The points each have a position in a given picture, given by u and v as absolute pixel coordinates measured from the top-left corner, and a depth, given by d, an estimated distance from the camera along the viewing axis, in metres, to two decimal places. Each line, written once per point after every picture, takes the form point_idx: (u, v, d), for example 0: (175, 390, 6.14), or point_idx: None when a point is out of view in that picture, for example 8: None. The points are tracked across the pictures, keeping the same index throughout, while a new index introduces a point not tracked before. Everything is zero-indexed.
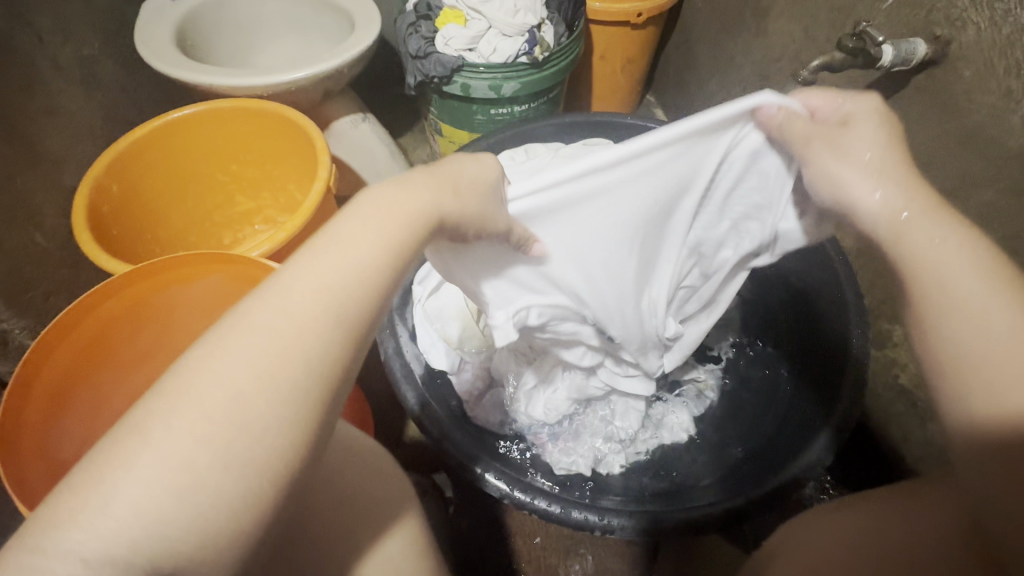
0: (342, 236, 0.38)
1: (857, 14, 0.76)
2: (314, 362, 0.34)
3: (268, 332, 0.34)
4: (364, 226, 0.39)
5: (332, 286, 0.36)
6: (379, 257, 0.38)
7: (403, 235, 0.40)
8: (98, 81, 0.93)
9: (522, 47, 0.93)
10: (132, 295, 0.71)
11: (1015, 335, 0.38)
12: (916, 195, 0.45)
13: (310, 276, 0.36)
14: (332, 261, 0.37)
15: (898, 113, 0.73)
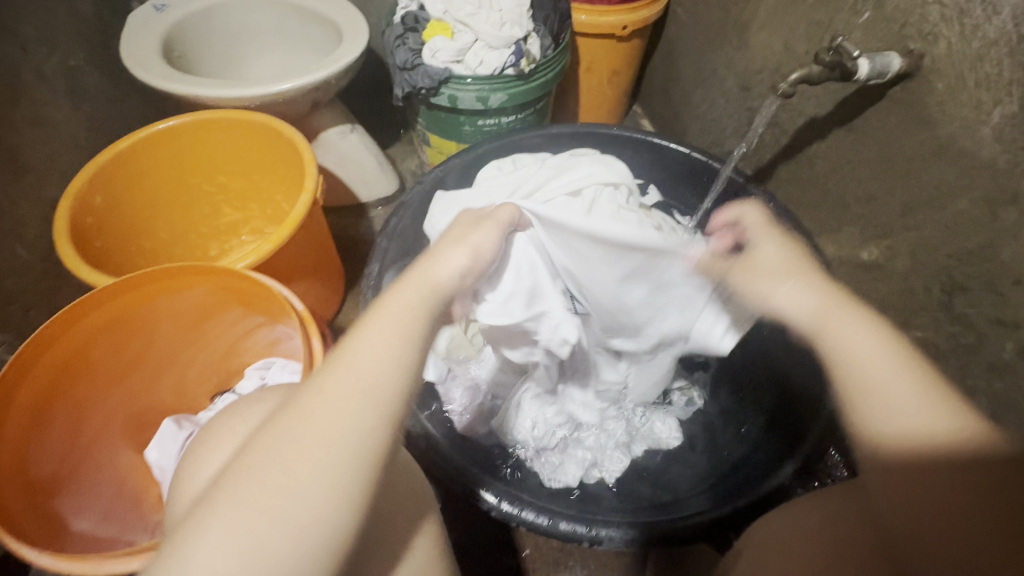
0: (383, 318, 0.44)
1: (834, 28, 0.78)
2: (355, 438, 0.38)
3: (316, 413, 0.39)
4: (399, 308, 0.45)
5: (368, 371, 0.41)
6: (411, 334, 0.44)
7: (419, 316, 0.45)
8: (83, 92, 0.93)
9: (509, 59, 0.94)
10: (116, 307, 0.70)
11: (917, 404, 0.44)
12: (829, 294, 0.52)
13: (356, 357, 0.41)
14: (366, 348, 0.42)
15: (875, 124, 0.74)
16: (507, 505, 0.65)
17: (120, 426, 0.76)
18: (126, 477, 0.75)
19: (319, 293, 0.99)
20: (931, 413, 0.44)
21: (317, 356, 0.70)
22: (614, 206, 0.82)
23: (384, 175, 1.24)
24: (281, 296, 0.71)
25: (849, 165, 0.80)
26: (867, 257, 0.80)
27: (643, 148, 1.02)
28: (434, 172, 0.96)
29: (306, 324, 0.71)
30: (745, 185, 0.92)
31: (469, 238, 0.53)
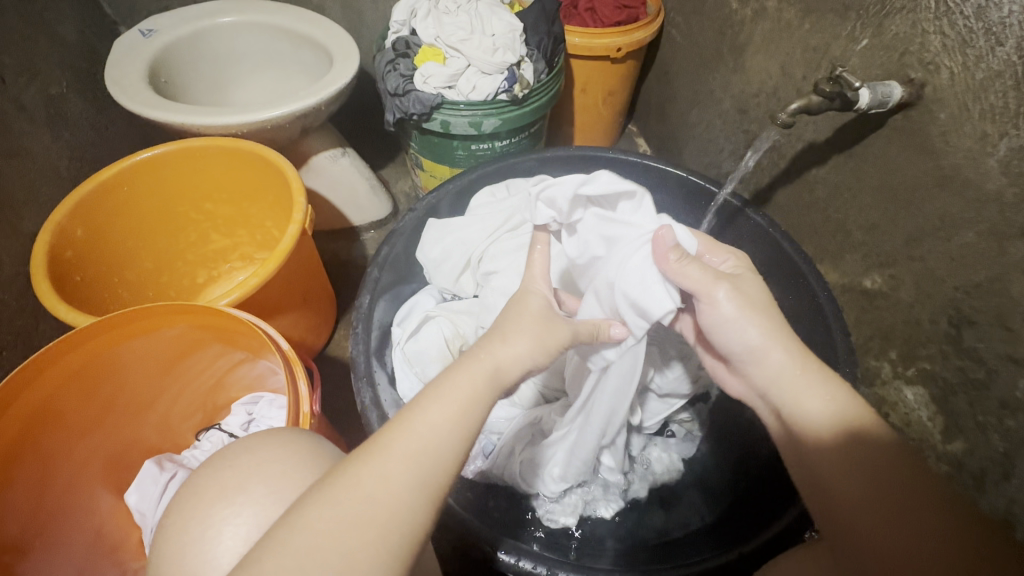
0: (442, 394, 0.42)
1: (831, 54, 0.77)
2: (403, 528, 0.36)
3: (366, 496, 0.36)
4: (461, 384, 0.42)
5: (418, 455, 0.39)
6: (468, 415, 0.42)
7: (477, 394, 0.42)
8: (65, 121, 0.91)
9: (502, 85, 0.92)
10: (91, 349, 0.67)
11: (826, 401, 0.47)
12: (809, 361, 0.50)
13: (414, 437, 0.39)
14: (420, 428, 0.40)
15: (876, 152, 0.73)
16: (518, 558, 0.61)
17: (98, 470, 0.74)
18: (102, 525, 0.73)
19: (308, 322, 0.96)
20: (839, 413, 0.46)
21: (304, 400, 0.66)
22: None
23: (376, 198, 1.22)
24: (265, 335, 0.68)
25: (850, 191, 0.79)
26: (870, 285, 0.78)
27: (640, 171, 1.01)
28: (429, 198, 0.90)
29: (294, 365, 0.68)
30: (743, 209, 0.90)
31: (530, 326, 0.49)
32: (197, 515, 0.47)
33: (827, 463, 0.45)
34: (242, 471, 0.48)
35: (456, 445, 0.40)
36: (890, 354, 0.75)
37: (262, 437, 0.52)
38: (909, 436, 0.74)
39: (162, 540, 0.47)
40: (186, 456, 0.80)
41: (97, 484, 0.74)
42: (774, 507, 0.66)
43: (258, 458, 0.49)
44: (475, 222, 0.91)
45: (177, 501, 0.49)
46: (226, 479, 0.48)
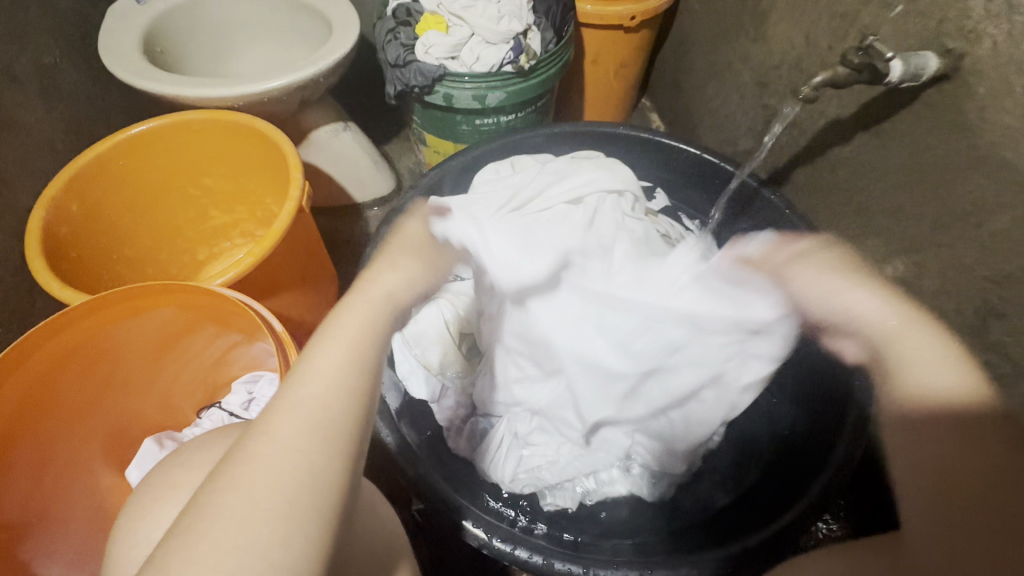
0: (318, 354, 0.42)
1: (861, 22, 0.71)
2: (306, 484, 0.36)
3: (263, 461, 0.36)
4: (347, 329, 0.44)
5: (308, 408, 0.39)
6: (350, 362, 0.42)
7: (370, 335, 0.45)
8: (59, 93, 0.88)
9: (507, 55, 0.87)
10: (84, 328, 0.66)
11: (940, 361, 0.44)
12: (904, 306, 0.47)
13: (298, 394, 0.39)
14: (311, 380, 0.40)
15: (904, 130, 0.68)
16: (497, 540, 0.61)
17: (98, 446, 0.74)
18: (104, 500, 0.74)
19: (308, 302, 0.94)
20: (948, 359, 0.44)
21: None
22: (619, 215, 0.75)
23: (379, 174, 1.19)
24: (257, 316, 0.66)
25: (875, 173, 0.74)
26: (892, 272, 0.74)
27: (649, 147, 0.99)
28: (430, 175, 0.90)
29: (287, 349, 0.66)
30: (760, 189, 0.89)
31: (397, 254, 0.53)
32: (153, 509, 0.48)
33: (924, 427, 0.43)
34: (191, 469, 0.50)
35: (356, 395, 0.41)
36: None
37: (211, 435, 0.54)
38: None
39: (120, 534, 0.49)
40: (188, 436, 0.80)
41: (98, 462, 0.74)
42: (786, 501, 0.65)
43: (204, 456, 0.50)
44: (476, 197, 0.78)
45: (135, 499, 0.50)
46: (176, 477, 0.49)
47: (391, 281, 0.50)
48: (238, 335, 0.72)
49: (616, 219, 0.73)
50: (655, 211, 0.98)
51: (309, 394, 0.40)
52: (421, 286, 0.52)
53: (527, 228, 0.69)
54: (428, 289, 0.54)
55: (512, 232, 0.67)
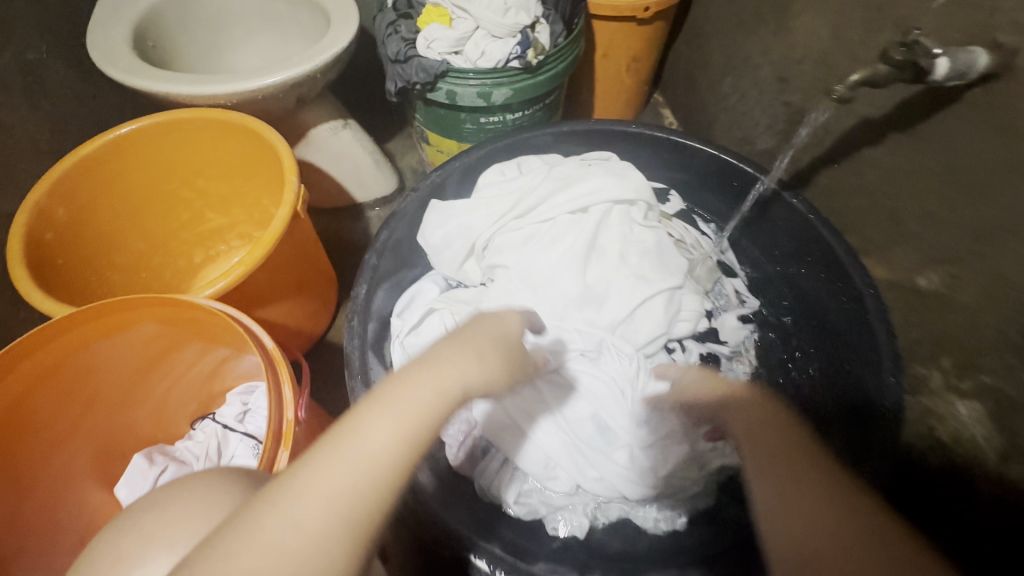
0: (366, 428, 0.33)
1: (897, 14, 0.66)
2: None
3: (258, 546, 0.29)
4: (406, 408, 0.35)
5: (319, 495, 0.31)
6: (402, 457, 0.33)
7: (432, 426, 0.35)
8: (45, 91, 0.85)
9: (513, 50, 0.82)
10: (68, 343, 0.63)
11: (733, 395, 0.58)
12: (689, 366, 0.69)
13: (329, 479, 0.31)
14: (332, 456, 0.32)
15: (943, 132, 0.63)
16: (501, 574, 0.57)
17: (85, 461, 0.71)
18: (91, 518, 0.71)
19: (305, 309, 0.90)
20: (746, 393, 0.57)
21: (289, 405, 0.59)
22: (626, 224, 0.80)
23: (380, 174, 1.14)
24: (247, 333, 0.62)
25: (907, 177, 0.69)
26: (924, 284, 0.69)
27: (664, 146, 0.92)
28: (432, 178, 0.84)
29: (277, 366, 0.61)
30: (779, 192, 0.84)
31: (478, 343, 0.42)
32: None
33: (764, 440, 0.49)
34: (143, 538, 0.41)
35: (390, 494, 0.33)
36: (942, 362, 0.68)
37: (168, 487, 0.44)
38: (958, 454, 0.66)
39: None
40: (179, 449, 0.78)
41: (85, 478, 0.71)
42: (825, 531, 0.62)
43: (156, 517, 0.41)
44: (480, 207, 0.83)
45: None
46: (124, 546, 0.41)
47: (473, 371, 0.39)
48: (228, 349, 0.68)
49: (621, 230, 0.79)
50: (668, 214, 0.94)
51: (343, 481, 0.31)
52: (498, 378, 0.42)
53: (530, 257, 0.79)
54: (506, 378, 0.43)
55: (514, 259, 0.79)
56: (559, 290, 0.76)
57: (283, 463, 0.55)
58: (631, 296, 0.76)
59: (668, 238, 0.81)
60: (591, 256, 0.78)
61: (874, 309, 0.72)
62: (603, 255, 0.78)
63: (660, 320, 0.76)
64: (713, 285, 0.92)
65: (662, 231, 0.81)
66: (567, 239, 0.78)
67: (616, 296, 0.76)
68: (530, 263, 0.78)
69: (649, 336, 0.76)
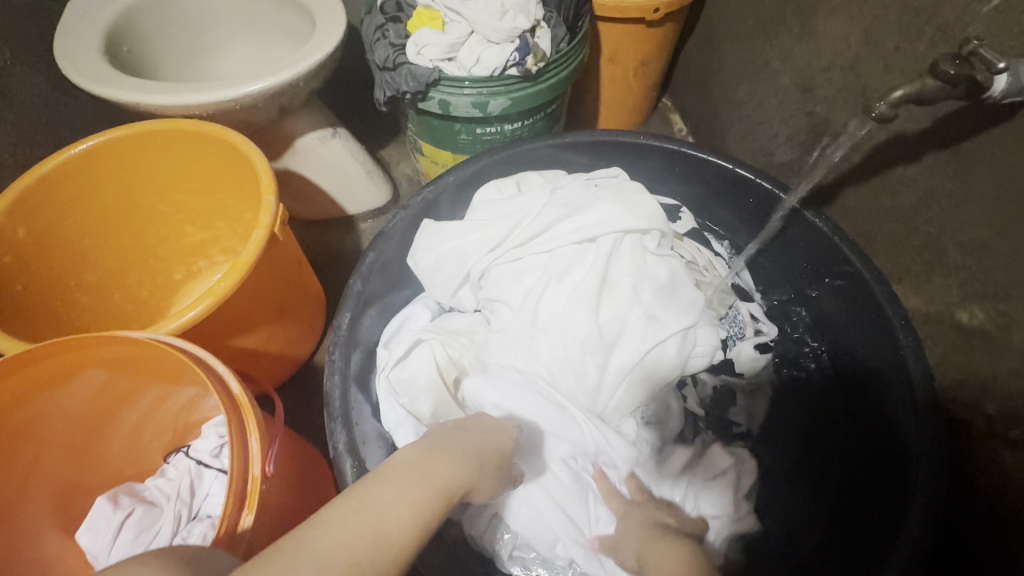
0: (372, 496, 0.38)
1: (940, 19, 0.58)
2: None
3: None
4: (401, 489, 0.40)
5: (337, 549, 0.33)
6: (409, 524, 0.37)
7: (433, 497, 0.41)
8: (10, 100, 0.79)
9: (512, 57, 0.75)
10: (17, 383, 0.57)
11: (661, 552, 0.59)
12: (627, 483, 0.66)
13: (347, 528, 0.34)
14: (350, 520, 0.35)
15: (996, 152, 0.55)
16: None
17: (45, 505, 0.66)
18: (51, 565, 0.66)
19: (289, 333, 0.84)
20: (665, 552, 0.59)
21: (255, 459, 0.53)
22: (638, 255, 0.73)
23: (373, 185, 1.08)
24: (208, 373, 0.55)
25: (949, 200, 0.62)
26: (966, 320, 0.62)
27: (674, 159, 0.86)
28: (424, 195, 0.78)
29: (244, 413, 0.54)
30: (800, 212, 0.77)
31: (452, 451, 0.48)
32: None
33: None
34: None
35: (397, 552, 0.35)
36: (987, 408, 0.61)
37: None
38: (1002, 509, 0.60)
39: None
40: (148, 488, 0.73)
41: (45, 522, 0.66)
42: None
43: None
44: (475, 229, 0.77)
45: None
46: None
47: (457, 474, 0.45)
48: (193, 387, 0.62)
49: (634, 262, 0.73)
50: (679, 233, 0.88)
51: (357, 536, 0.34)
52: (469, 473, 0.47)
53: (535, 291, 0.71)
54: (473, 475, 0.48)
55: (517, 285, 0.73)
56: (570, 333, 0.69)
57: (246, 526, 0.49)
58: (645, 337, 0.69)
59: (682, 268, 0.74)
60: (602, 291, 0.71)
61: (909, 343, 0.64)
62: (615, 289, 0.72)
63: (670, 360, 0.70)
64: (727, 312, 0.85)
65: (675, 260, 0.75)
66: (573, 269, 0.71)
67: (626, 334, 0.69)
68: (537, 299, 0.71)
69: (659, 377, 0.70)
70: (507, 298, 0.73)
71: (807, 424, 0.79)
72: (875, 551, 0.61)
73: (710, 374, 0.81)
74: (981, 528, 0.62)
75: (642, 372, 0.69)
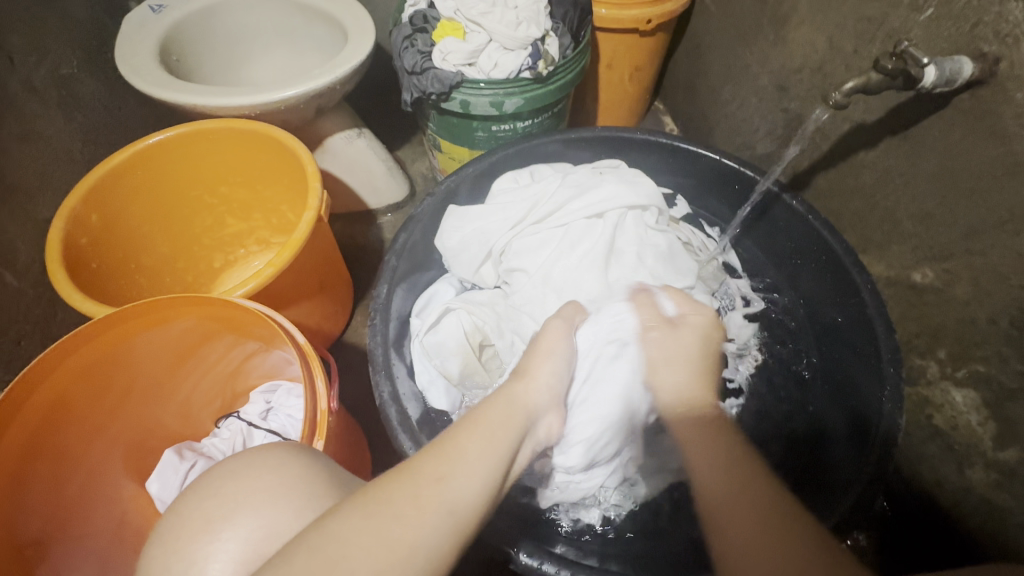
0: (463, 438, 0.47)
1: (889, 25, 0.70)
2: (433, 559, 0.39)
3: (406, 515, 0.39)
4: (487, 429, 0.50)
5: (449, 468, 0.44)
6: (496, 453, 0.47)
7: (507, 435, 0.50)
8: (77, 103, 0.88)
9: (525, 61, 0.87)
10: (107, 341, 0.67)
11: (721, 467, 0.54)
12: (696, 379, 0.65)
13: (455, 456, 0.45)
14: (456, 449, 0.46)
15: (935, 134, 0.67)
16: (524, 556, 0.60)
17: (120, 455, 0.74)
18: (126, 511, 0.74)
19: (326, 309, 0.94)
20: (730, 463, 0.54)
21: (322, 397, 0.63)
22: (641, 229, 0.83)
23: (393, 180, 1.18)
24: (278, 326, 0.65)
25: (902, 177, 0.73)
26: (919, 280, 0.73)
27: (666, 151, 0.97)
28: (447, 183, 0.88)
29: (310, 361, 0.66)
30: (780, 194, 0.87)
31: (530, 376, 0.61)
32: (189, 546, 0.44)
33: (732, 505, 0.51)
34: (227, 502, 0.46)
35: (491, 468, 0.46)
36: (938, 353, 0.71)
37: (241, 461, 0.49)
38: (955, 440, 0.70)
39: (156, 542, 0.46)
40: (205, 445, 0.80)
41: (119, 471, 0.75)
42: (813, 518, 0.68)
43: (241, 485, 0.46)
44: (496, 213, 0.87)
45: (165, 525, 0.47)
46: (211, 510, 0.45)
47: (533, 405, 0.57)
48: (254, 343, 0.72)
49: (637, 235, 0.83)
50: (676, 218, 0.98)
51: (460, 462, 0.45)
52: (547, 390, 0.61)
53: (551, 261, 0.82)
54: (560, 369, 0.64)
55: (535, 251, 0.84)
56: (583, 292, 0.79)
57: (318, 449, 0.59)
58: None
59: (678, 242, 0.85)
60: (610, 258, 0.81)
61: (874, 299, 0.74)
62: (621, 258, 0.82)
63: None
64: (719, 286, 0.95)
65: (672, 235, 0.85)
66: (584, 242, 0.82)
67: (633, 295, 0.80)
68: (551, 266, 0.82)
69: None
70: (524, 265, 0.84)
71: (790, 382, 0.88)
72: (839, 480, 0.71)
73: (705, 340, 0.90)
74: (943, 459, 0.71)
75: None
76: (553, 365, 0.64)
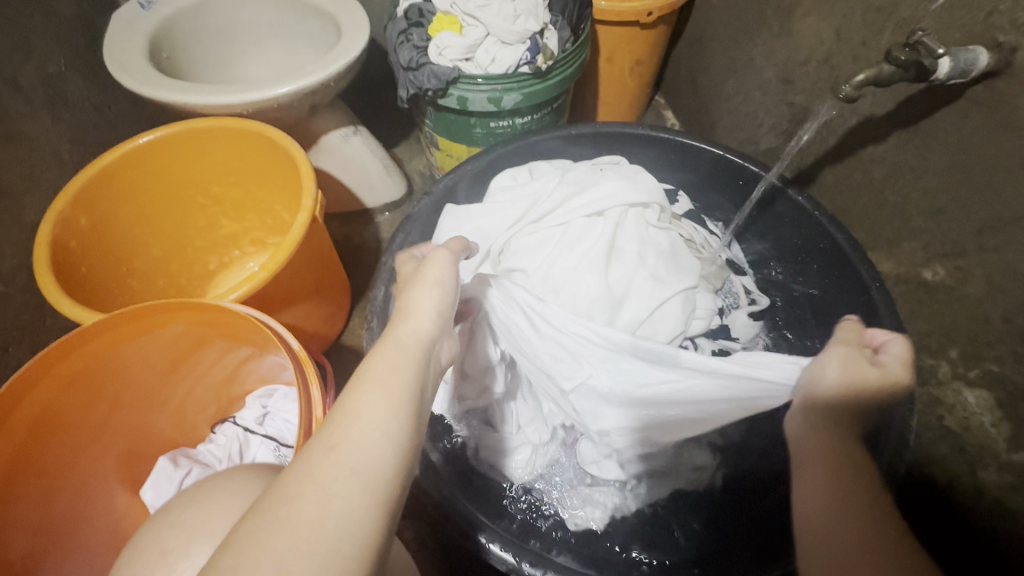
0: (357, 392, 0.37)
1: (899, 15, 0.68)
2: (355, 532, 0.31)
3: (306, 501, 0.31)
4: (380, 371, 0.39)
5: (354, 429, 0.35)
6: (398, 395, 0.37)
7: (406, 371, 0.40)
8: (65, 103, 0.86)
9: (523, 56, 0.84)
10: (96, 348, 0.65)
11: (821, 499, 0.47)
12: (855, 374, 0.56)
13: (349, 420, 0.35)
14: (354, 406, 0.36)
15: (948, 128, 0.65)
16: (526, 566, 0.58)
17: (111, 464, 0.73)
18: (119, 521, 0.73)
19: (323, 312, 0.92)
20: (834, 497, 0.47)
21: (317, 404, 0.62)
22: (642, 227, 0.81)
23: (390, 179, 1.16)
24: (272, 332, 0.64)
25: (912, 173, 0.71)
26: (930, 277, 0.71)
27: (669, 147, 0.94)
28: (444, 182, 0.86)
29: (305, 367, 0.64)
30: (785, 189, 0.85)
31: (419, 297, 0.47)
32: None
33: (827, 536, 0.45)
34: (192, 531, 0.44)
35: (399, 414, 0.36)
36: (950, 352, 0.69)
37: (204, 485, 0.48)
38: (967, 441, 0.68)
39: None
40: (200, 451, 0.79)
41: (112, 480, 0.73)
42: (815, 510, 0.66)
43: (200, 512, 0.45)
44: (494, 212, 0.85)
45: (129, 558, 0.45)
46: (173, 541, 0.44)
47: (426, 327, 0.44)
48: (248, 349, 0.70)
49: (637, 233, 0.81)
50: (677, 214, 0.96)
51: (358, 424, 0.35)
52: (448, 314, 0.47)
53: (550, 261, 0.79)
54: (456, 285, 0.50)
55: (535, 250, 0.81)
56: (582, 292, 0.76)
57: None
58: (651, 298, 0.77)
59: (680, 241, 0.83)
60: (610, 258, 0.79)
61: (883, 297, 0.72)
62: (621, 257, 0.79)
63: (678, 320, 0.77)
64: (723, 284, 0.92)
65: (674, 232, 0.83)
66: (584, 241, 0.79)
67: (634, 297, 0.77)
68: (551, 265, 0.79)
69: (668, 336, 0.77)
70: (525, 261, 0.81)
71: None
72: None
73: (710, 338, 0.88)
74: (955, 461, 0.70)
75: (651, 326, 0.77)
76: (442, 297, 0.47)
